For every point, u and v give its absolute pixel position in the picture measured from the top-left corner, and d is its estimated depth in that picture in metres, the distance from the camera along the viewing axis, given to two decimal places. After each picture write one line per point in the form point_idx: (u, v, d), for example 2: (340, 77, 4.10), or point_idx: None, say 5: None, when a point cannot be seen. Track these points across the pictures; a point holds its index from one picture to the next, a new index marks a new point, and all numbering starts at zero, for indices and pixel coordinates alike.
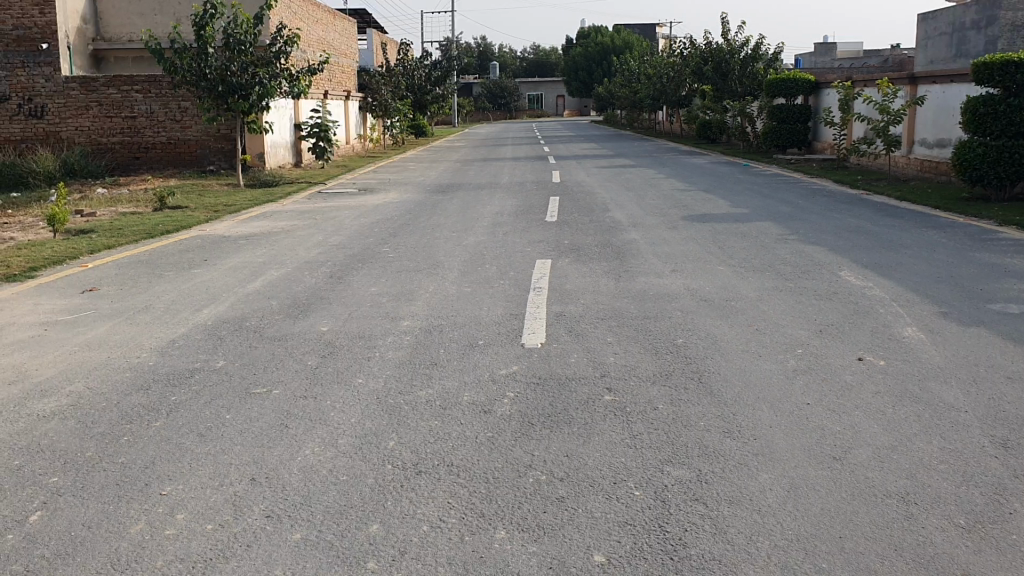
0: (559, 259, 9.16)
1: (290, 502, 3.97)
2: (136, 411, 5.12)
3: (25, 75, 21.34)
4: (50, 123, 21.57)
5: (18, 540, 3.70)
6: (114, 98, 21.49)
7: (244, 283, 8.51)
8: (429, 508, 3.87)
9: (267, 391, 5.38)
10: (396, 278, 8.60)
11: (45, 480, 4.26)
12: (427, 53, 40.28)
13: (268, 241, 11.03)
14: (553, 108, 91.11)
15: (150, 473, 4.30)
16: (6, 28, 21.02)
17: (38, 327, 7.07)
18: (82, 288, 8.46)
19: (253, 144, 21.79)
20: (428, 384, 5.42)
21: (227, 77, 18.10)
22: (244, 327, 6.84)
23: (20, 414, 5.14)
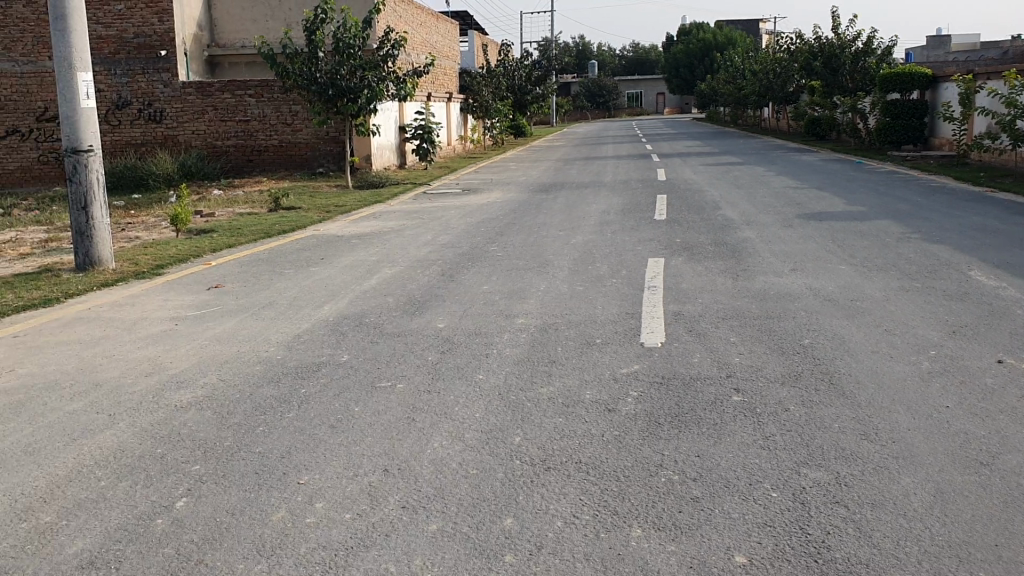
0: (672, 258, 9.05)
1: (424, 494, 4.02)
2: (269, 403, 5.27)
3: (144, 80, 22.22)
4: (167, 127, 22.42)
5: (167, 524, 3.86)
6: (228, 102, 22.23)
7: (361, 281, 8.67)
8: (562, 504, 3.87)
9: (392, 384, 5.49)
10: (508, 277, 8.63)
11: (189, 467, 4.43)
12: (528, 53, 40.49)
13: (380, 241, 11.23)
14: (653, 106, 90.51)
15: (286, 462, 4.43)
16: (128, 36, 21.98)
17: (169, 321, 7.38)
18: (208, 285, 8.76)
19: (361, 147, 22.30)
20: (549, 382, 5.42)
21: (337, 81, 18.54)
22: (365, 323, 6.99)
23: (159, 405, 5.35)
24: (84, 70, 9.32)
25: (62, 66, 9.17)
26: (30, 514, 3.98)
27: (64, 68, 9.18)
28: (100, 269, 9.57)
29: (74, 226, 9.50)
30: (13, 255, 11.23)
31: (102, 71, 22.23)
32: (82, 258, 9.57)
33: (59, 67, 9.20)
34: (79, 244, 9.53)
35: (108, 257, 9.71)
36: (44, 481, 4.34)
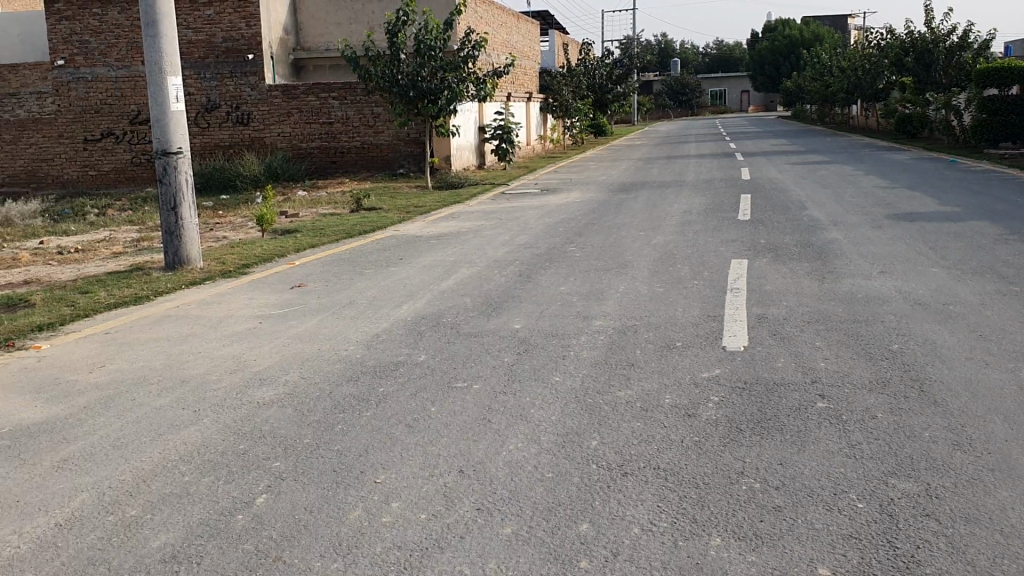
0: (756, 259, 8.86)
1: (499, 497, 4.00)
2: (348, 401, 5.33)
3: (232, 84, 22.80)
4: (254, 130, 22.96)
5: (247, 520, 3.92)
6: (313, 105, 22.64)
7: (439, 280, 8.72)
8: (639, 510, 3.80)
9: (468, 385, 5.49)
10: (586, 277, 8.59)
11: (269, 464, 4.50)
12: (609, 52, 40.27)
13: (458, 241, 11.29)
14: (737, 104, 89.16)
15: (363, 461, 4.46)
16: (217, 41, 22.60)
17: (253, 319, 7.52)
18: (291, 284, 8.92)
19: (440, 148, 22.47)
20: (627, 385, 5.35)
21: (418, 83, 18.71)
22: (442, 323, 7.01)
23: (242, 401, 5.46)
24: (174, 74, 9.59)
25: (154, 70, 9.44)
26: (117, 507, 4.10)
27: (155, 72, 9.45)
28: (188, 268, 9.84)
29: (163, 226, 9.78)
30: (107, 255, 11.63)
31: (193, 75, 22.90)
32: (171, 257, 9.85)
33: (151, 71, 9.47)
34: (169, 243, 9.81)
35: (196, 256, 9.96)
36: (130, 475, 4.45)
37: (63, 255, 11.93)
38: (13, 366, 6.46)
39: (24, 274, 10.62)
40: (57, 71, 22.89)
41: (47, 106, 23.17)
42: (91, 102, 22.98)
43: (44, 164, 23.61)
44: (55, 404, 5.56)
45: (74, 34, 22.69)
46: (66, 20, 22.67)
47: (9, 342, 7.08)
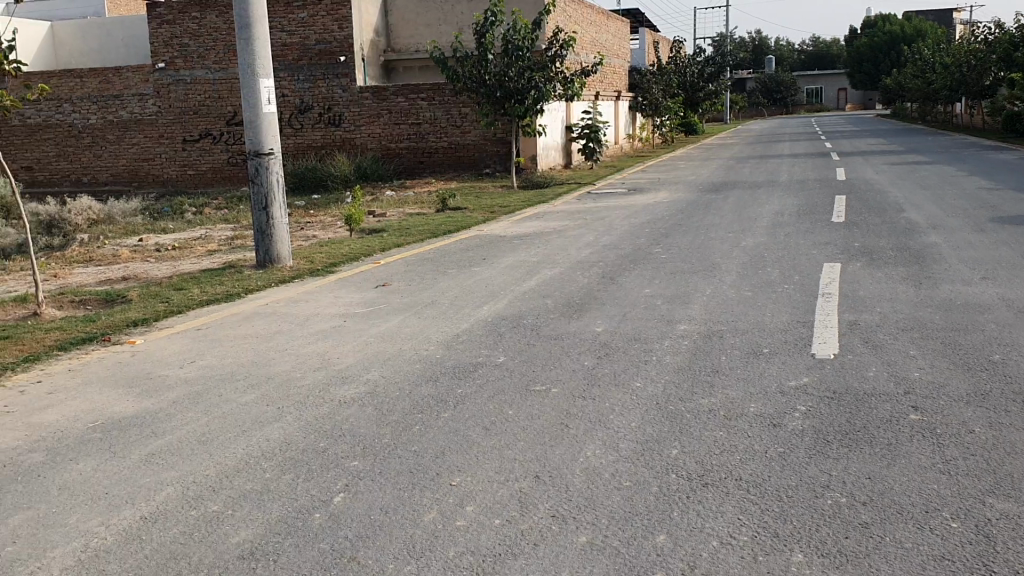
0: (850, 263, 8.57)
1: (574, 504, 3.94)
2: (427, 401, 5.35)
3: (325, 86, 23.26)
4: (344, 131, 23.36)
5: (324, 519, 3.94)
6: (402, 106, 22.88)
7: (522, 281, 8.70)
8: (718, 523, 3.69)
9: (548, 389, 5.44)
10: (671, 279, 8.45)
11: (348, 463, 4.53)
12: (700, 49, 39.71)
13: (543, 241, 11.27)
14: (834, 102, 86.90)
15: (439, 463, 4.46)
16: (310, 43, 23.08)
17: (337, 317, 7.63)
18: (375, 283, 9.02)
19: (527, 147, 22.46)
20: (710, 393, 5.21)
21: (505, 83, 18.77)
22: (522, 325, 6.98)
23: (325, 399, 5.53)
24: (266, 76, 9.80)
25: (247, 72, 9.67)
26: (200, 502, 4.18)
27: (248, 74, 9.68)
28: (278, 266, 10.05)
29: (255, 225, 10.00)
30: (201, 253, 11.97)
31: (287, 77, 23.46)
32: (261, 255, 10.07)
33: (244, 73, 9.70)
34: (260, 241, 10.03)
35: (286, 254, 10.17)
36: (214, 470, 4.55)
37: (160, 253, 12.33)
38: (109, 360, 6.68)
39: (124, 270, 11.01)
40: (158, 74, 23.72)
41: (148, 108, 24.03)
42: (189, 103, 23.74)
43: (145, 164, 24.51)
44: (146, 398, 5.73)
45: (174, 38, 23.48)
46: (167, 24, 23.46)
47: (106, 336, 7.34)
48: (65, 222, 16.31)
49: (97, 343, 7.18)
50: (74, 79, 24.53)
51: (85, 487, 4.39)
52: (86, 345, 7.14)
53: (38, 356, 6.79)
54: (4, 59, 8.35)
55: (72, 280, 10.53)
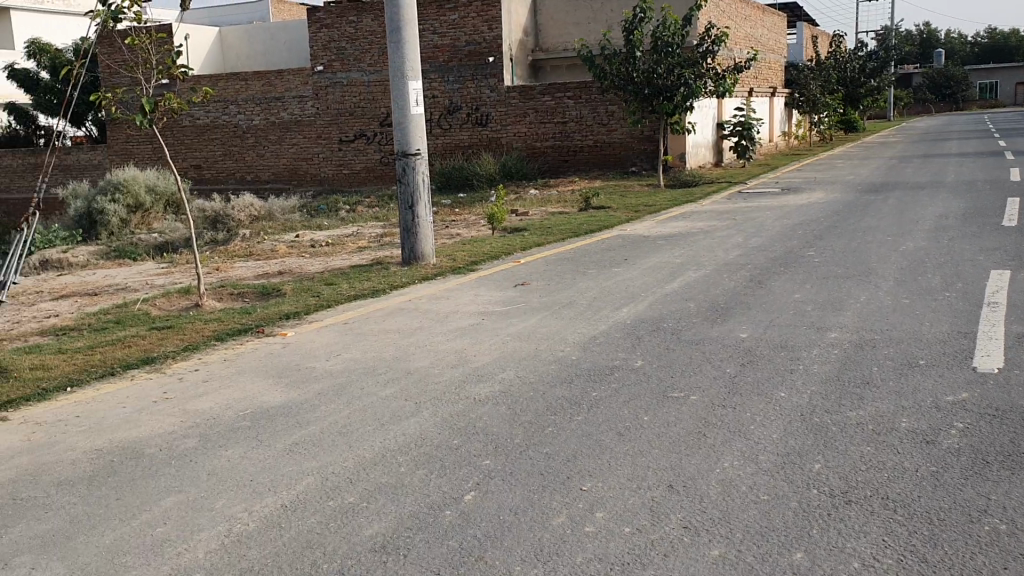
0: (1021, 271, 7.97)
1: (708, 516, 3.82)
2: (562, 403, 5.32)
3: (474, 86, 23.60)
4: (492, 130, 23.60)
5: (455, 517, 3.97)
6: (549, 105, 22.85)
7: (664, 283, 8.56)
8: (861, 543, 3.49)
9: (686, 395, 5.30)
10: (822, 284, 8.10)
11: (480, 461, 4.55)
12: (862, 44, 38.06)
13: (688, 241, 11.05)
14: (1011, 97, 81.43)
15: (571, 466, 4.42)
16: (461, 44, 23.49)
17: (476, 315, 7.70)
18: (515, 282, 9.06)
19: (676, 146, 22.08)
20: (859, 406, 4.94)
21: (653, 80, 18.54)
22: (663, 328, 6.85)
23: (460, 396, 5.58)
24: (415, 78, 9.99)
25: (396, 74, 9.90)
26: (338, 492, 4.29)
27: (397, 76, 9.91)
28: (421, 263, 10.25)
29: (401, 223, 10.24)
30: (351, 249, 12.36)
31: (438, 78, 23.99)
32: (407, 253, 10.30)
33: (394, 75, 9.94)
34: (405, 239, 10.27)
35: (429, 252, 10.36)
36: (352, 462, 4.66)
37: (313, 249, 12.82)
38: (262, 351, 6.98)
39: (280, 265, 11.49)
40: (317, 77, 24.75)
41: (308, 109, 25.09)
42: (345, 104, 24.60)
43: (303, 163, 25.56)
44: (292, 389, 5.94)
45: (332, 41, 24.42)
46: (326, 28, 24.44)
47: (260, 328, 7.68)
48: (229, 218, 17.20)
49: (251, 334, 7.52)
50: (240, 82, 25.86)
51: (232, 473, 4.58)
52: (241, 335, 7.49)
53: (196, 345, 7.17)
54: (174, 64, 8.87)
55: (232, 273, 11.08)
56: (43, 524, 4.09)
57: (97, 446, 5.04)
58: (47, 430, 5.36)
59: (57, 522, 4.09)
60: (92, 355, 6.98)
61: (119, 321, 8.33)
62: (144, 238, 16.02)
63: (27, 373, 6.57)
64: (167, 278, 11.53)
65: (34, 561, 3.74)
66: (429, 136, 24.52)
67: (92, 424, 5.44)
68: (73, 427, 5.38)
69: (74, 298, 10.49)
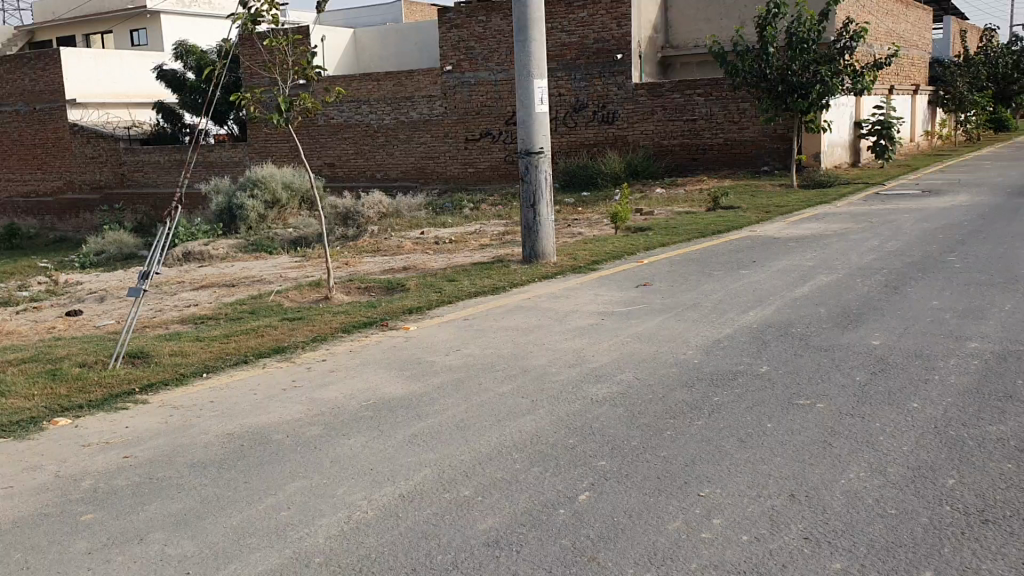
0: None
1: (832, 528, 3.67)
2: (681, 407, 5.22)
3: (601, 84, 23.48)
4: (619, 128, 23.44)
5: (568, 516, 3.96)
6: (677, 102, 22.52)
7: (792, 286, 8.30)
8: (998, 567, 3.29)
9: (811, 403, 5.12)
10: (964, 291, 7.68)
11: (595, 462, 4.52)
12: (1017, 38, 35.96)
13: (819, 244, 10.69)
14: None
15: (689, 471, 4.33)
16: (588, 43, 23.40)
17: (596, 316, 7.65)
18: (638, 282, 8.96)
19: (810, 145, 21.39)
20: (1000, 421, 4.66)
21: (789, 76, 18.09)
22: (789, 333, 6.64)
23: (577, 396, 5.56)
24: (540, 77, 10.03)
25: (522, 73, 9.96)
26: (454, 486, 4.35)
27: (523, 75, 9.98)
28: (543, 261, 10.28)
29: (524, 222, 10.29)
30: (475, 246, 12.52)
31: (565, 77, 23.98)
32: (529, 251, 10.34)
33: (520, 73, 10.01)
34: (527, 237, 10.31)
35: (551, 250, 10.37)
36: (469, 456, 4.71)
37: (438, 245, 13.04)
38: (385, 344, 7.14)
39: (406, 261, 11.74)
40: (446, 76, 25.16)
41: (436, 108, 25.54)
42: (473, 103, 24.92)
43: (431, 162, 26.01)
44: (413, 382, 6.05)
45: (461, 41, 24.79)
46: (455, 28, 24.81)
47: (385, 321, 7.86)
48: (359, 214, 17.69)
49: (376, 327, 7.70)
50: (371, 82, 26.86)
51: (354, 462, 4.70)
52: (366, 328, 7.68)
53: (323, 336, 7.40)
54: (308, 65, 9.18)
55: (360, 268, 11.39)
56: (176, 503, 4.29)
57: (228, 431, 5.26)
58: (183, 413, 5.63)
59: (188, 502, 4.29)
60: (227, 344, 7.30)
61: (253, 312, 8.68)
62: (279, 233, 16.65)
63: (167, 359, 6.91)
64: (300, 271, 11.96)
65: (166, 537, 3.93)
66: (555, 135, 24.56)
67: (225, 409, 5.68)
68: (207, 412, 5.64)
69: (213, 289, 10.99)
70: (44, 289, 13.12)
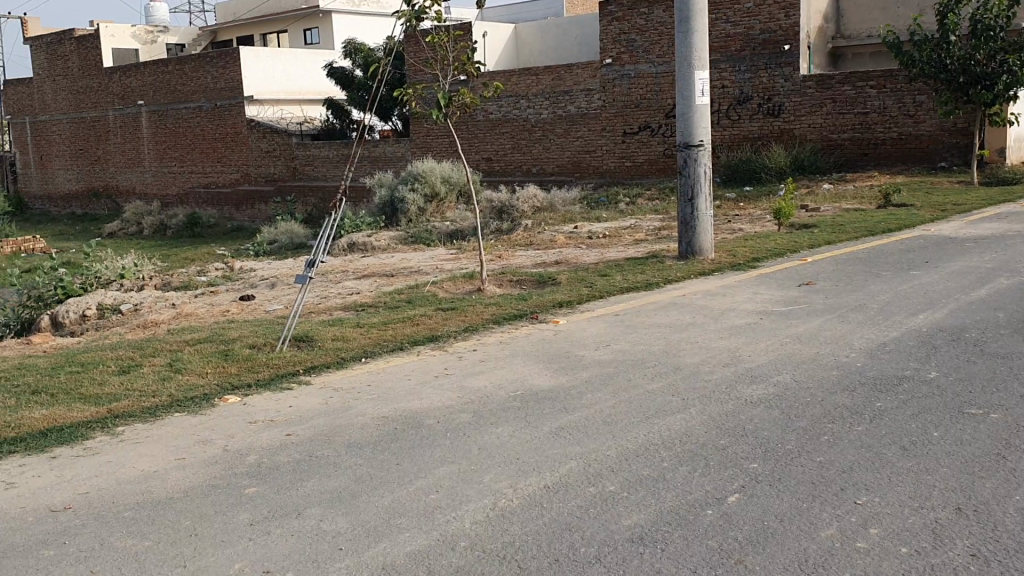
0: None
1: (1003, 547, 3.43)
2: (839, 411, 5.00)
3: (767, 75, 22.63)
4: (785, 121, 22.51)
5: (716, 517, 3.87)
6: (848, 95, 21.43)
7: (968, 289, 7.79)
8: None
9: (984, 414, 4.79)
10: None
11: (746, 464, 4.40)
12: None
13: (1001, 245, 9.98)
14: None
15: (845, 478, 4.14)
16: (754, 33, 22.65)
17: (753, 315, 7.43)
18: (799, 282, 8.64)
19: (994, 140, 20.02)
20: None
21: (970, 67, 16.94)
22: (963, 338, 6.24)
23: (731, 396, 5.41)
24: (702, 68, 9.81)
25: (683, 65, 9.78)
26: (599, 480, 4.32)
27: (684, 66, 9.79)
28: (699, 258, 10.06)
29: (681, 217, 10.10)
30: (629, 241, 12.43)
31: (728, 69, 23.28)
32: (685, 247, 10.15)
33: (680, 65, 9.83)
34: (683, 233, 10.12)
35: (709, 247, 10.13)
36: (615, 451, 4.68)
37: (592, 239, 13.03)
38: (535, 336, 7.21)
39: (559, 254, 11.78)
40: (606, 69, 25.08)
41: (595, 102, 25.50)
42: (633, 96, 24.71)
43: (588, 156, 25.96)
44: (562, 375, 6.07)
45: (623, 34, 24.64)
46: (617, 21, 24.70)
47: (535, 314, 7.92)
48: (513, 208, 17.91)
49: (526, 320, 7.77)
50: (531, 77, 26.72)
51: (501, 450, 4.76)
52: (517, 320, 7.76)
53: (475, 327, 7.52)
54: (468, 60, 9.34)
55: (514, 261, 11.51)
56: (332, 481, 4.47)
57: (383, 414, 5.43)
58: (342, 396, 5.87)
59: (343, 480, 4.46)
60: (385, 330, 7.55)
61: (410, 301, 8.93)
62: (436, 225, 17.04)
63: (330, 343, 7.22)
64: (456, 263, 12.22)
65: (322, 513, 4.10)
66: (717, 128, 23.80)
67: (380, 392, 5.88)
68: (365, 394, 5.86)
69: (373, 278, 11.38)
70: (220, 275, 13.95)
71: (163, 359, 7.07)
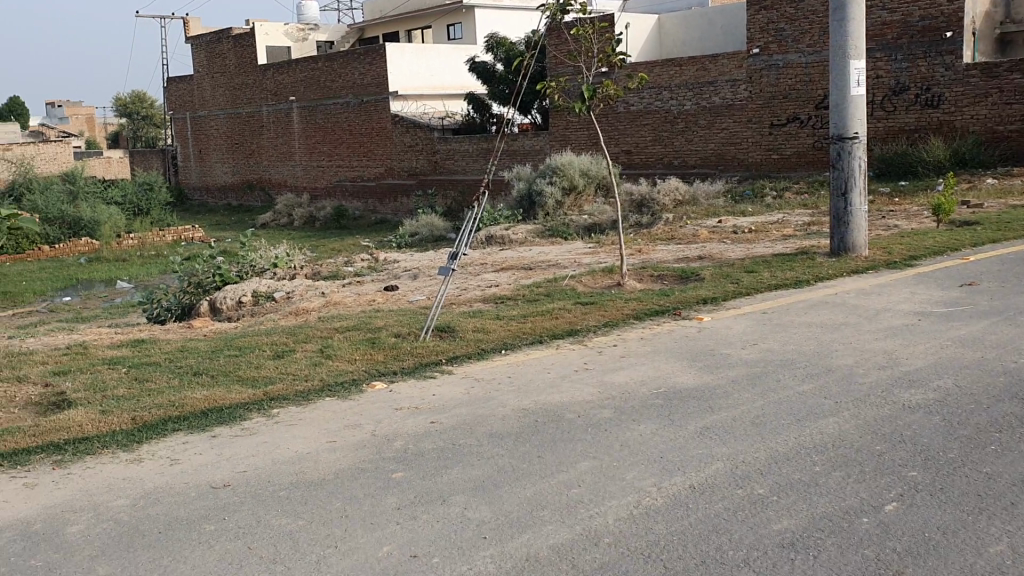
0: None
1: None
2: (1009, 420, 4.70)
3: (926, 64, 21.38)
4: (945, 112, 21.23)
5: (872, 526, 3.69)
6: (1017, 83, 19.94)
7: None
8: None
9: None
10: None
11: (904, 472, 4.18)
12: None
13: None
14: None
15: (1016, 492, 3.88)
16: (913, 20, 21.43)
17: (911, 315, 7.07)
18: (960, 282, 8.16)
19: None
20: None
21: None
22: None
23: (887, 400, 5.17)
24: (858, 57, 9.41)
25: (838, 54, 9.41)
26: (747, 482, 4.20)
27: (839, 56, 9.42)
28: (852, 255, 9.64)
29: (833, 213, 9.71)
30: (776, 236, 12.07)
31: (883, 57, 22.10)
32: (837, 244, 9.76)
33: (834, 54, 9.46)
34: (836, 229, 9.73)
35: (863, 244, 9.70)
36: (763, 453, 4.54)
37: (736, 234, 12.74)
38: (677, 332, 7.09)
39: (702, 249, 11.56)
40: (752, 59, 24.43)
41: (740, 93, 24.90)
42: (781, 87, 23.97)
43: (731, 148, 25.39)
44: (706, 373, 5.94)
45: (771, 23, 23.94)
46: (765, 10, 24.01)
47: (678, 310, 7.79)
48: (654, 202, 17.74)
49: (668, 316, 7.65)
50: (673, 68, 26.31)
51: (643, 447, 4.70)
52: (659, 317, 7.65)
53: (616, 323, 7.45)
54: (613, 52, 9.22)
55: (654, 256, 11.35)
56: (475, 469, 4.52)
57: (524, 406, 5.46)
58: (484, 386, 5.93)
59: (486, 470, 4.50)
60: (525, 323, 7.58)
61: (549, 294, 8.94)
62: (575, 218, 17.02)
63: (471, 334, 7.31)
64: (596, 256, 12.16)
65: (466, 501, 4.15)
66: (871, 119, 22.65)
67: (521, 384, 5.92)
68: (505, 385, 5.91)
69: (513, 271, 11.47)
70: (366, 265, 14.37)
71: (315, 345, 7.33)
